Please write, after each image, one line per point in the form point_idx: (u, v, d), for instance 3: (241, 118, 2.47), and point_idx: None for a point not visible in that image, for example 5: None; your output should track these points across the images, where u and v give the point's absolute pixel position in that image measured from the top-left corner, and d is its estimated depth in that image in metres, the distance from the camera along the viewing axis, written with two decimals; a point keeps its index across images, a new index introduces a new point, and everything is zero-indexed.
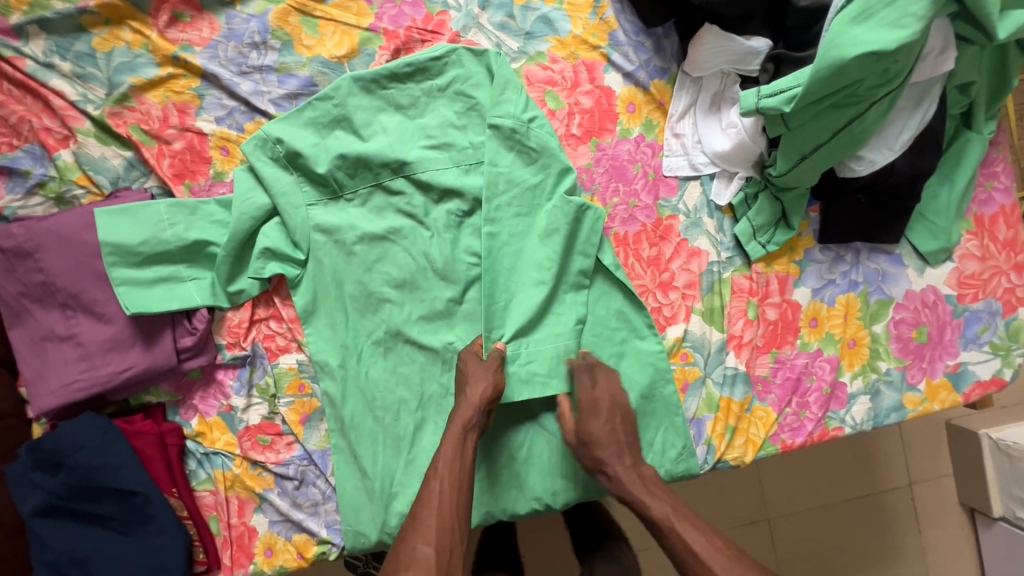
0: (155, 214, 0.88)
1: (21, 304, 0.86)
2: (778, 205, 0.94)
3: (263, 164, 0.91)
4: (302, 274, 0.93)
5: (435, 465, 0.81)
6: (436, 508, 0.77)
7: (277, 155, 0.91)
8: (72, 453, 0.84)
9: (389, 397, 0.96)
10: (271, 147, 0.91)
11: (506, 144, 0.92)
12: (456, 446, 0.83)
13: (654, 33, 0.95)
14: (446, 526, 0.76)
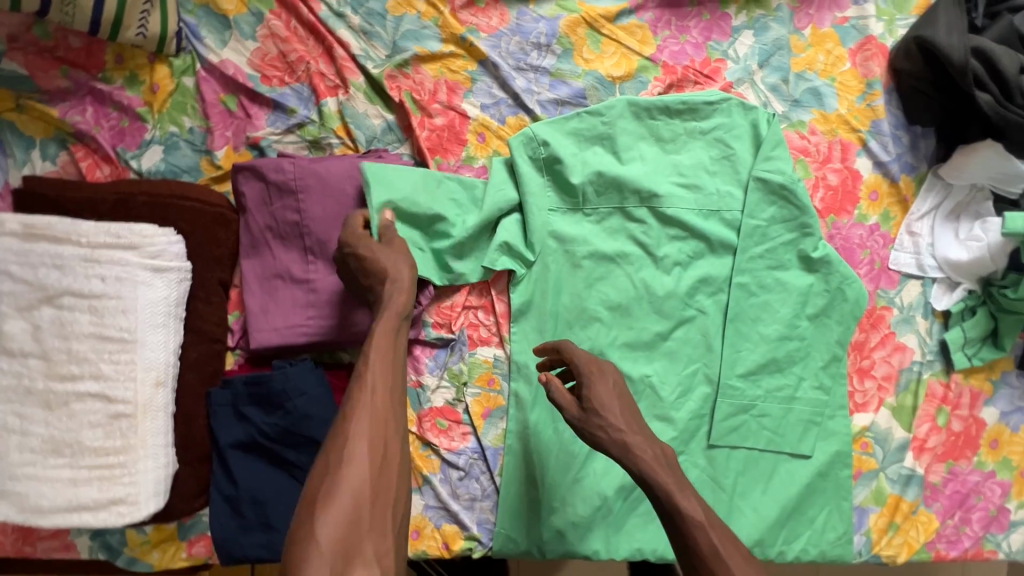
0: (415, 178, 0.89)
1: (265, 237, 0.87)
2: (992, 323, 0.97)
3: (523, 161, 0.93)
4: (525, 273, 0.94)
5: (361, 382, 0.62)
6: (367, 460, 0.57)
7: (537, 156, 0.93)
8: (292, 396, 0.82)
9: None
10: (534, 147, 0.93)
11: (771, 197, 0.95)
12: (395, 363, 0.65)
13: (913, 131, 0.97)
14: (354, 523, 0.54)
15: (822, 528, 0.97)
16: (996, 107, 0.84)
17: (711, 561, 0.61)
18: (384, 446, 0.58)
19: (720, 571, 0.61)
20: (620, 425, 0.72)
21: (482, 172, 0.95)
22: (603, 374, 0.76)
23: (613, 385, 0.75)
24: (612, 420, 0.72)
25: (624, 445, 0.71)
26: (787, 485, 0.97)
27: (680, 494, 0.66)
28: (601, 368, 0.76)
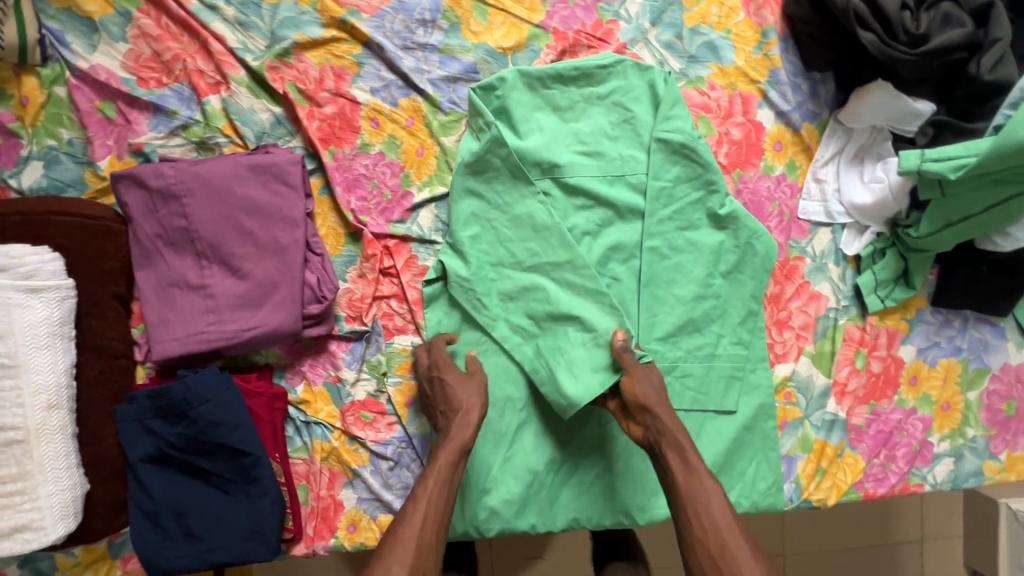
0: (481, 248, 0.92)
1: (155, 246, 0.85)
2: (902, 263, 0.97)
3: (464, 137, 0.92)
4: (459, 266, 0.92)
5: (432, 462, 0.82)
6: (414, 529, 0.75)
7: (477, 129, 0.92)
8: (196, 404, 0.82)
9: (497, 392, 0.95)
10: (475, 121, 0.92)
11: (673, 158, 0.94)
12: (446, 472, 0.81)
13: (812, 77, 0.96)
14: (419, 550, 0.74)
15: (752, 480, 0.99)
16: (880, 45, 0.83)
17: (716, 527, 0.76)
18: (439, 515, 0.78)
19: (712, 524, 0.77)
20: (656, 399, 0.85)
21: (380, 158, 0.93)
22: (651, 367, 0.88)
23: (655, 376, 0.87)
24: (648, 402, 0.85)
25: (644, 407, 0.85)
26: (715, 442, 0.98)
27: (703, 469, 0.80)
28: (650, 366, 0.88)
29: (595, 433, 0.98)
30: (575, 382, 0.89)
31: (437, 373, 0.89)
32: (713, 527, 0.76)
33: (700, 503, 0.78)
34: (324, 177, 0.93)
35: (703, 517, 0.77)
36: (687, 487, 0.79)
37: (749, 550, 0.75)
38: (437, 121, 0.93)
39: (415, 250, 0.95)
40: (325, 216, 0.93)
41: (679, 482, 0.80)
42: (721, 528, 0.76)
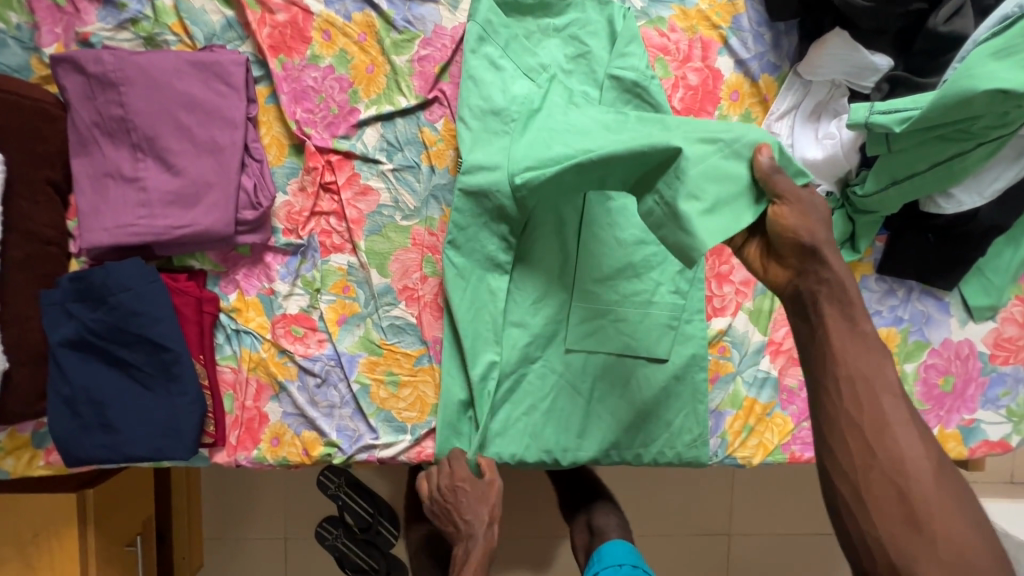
0: (552, 147, 0.86)
1: (91, 135, 0.85)
2: (849, 226, 0.96)
3: (507, 63, 0.91)
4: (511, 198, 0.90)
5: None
6: None
7: (525, 66, 0.91)
8: (119, 292, 0.83)
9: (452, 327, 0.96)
10: (524, 58, 0.91)
11: (626, 96, 0.92)
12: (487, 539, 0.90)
13: (775, 28, 0.94)
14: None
15: (678, 431, 0.99)
16: None
17: (868, 401, 0.63)
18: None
19: (870, 401, 0.63)
20: (823, 240, 0.70)
21: (329, 71, 0.92)
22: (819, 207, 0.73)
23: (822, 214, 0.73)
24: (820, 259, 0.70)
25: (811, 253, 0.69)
26: (643, 389, 0.98)
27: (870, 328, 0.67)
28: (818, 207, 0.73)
29: (532, 379, 0.97)
30: (706, 220, 0.76)
31: (454, 491, 0.92)
32: (871, 402, 0.63)
33: (857, 370, 0.64)
34: (270, 86, 0.92)
35: (863, 387, 0.64)
36: (849, 350, 0.65)
37: (907, 419, 0.62)
38: (389, 39, 0.92)
39: (358, 168, 0.94)
40: (270, 125, 0.92)
41: (835, 343, 0.66)
42: (881, 402, 0.63)
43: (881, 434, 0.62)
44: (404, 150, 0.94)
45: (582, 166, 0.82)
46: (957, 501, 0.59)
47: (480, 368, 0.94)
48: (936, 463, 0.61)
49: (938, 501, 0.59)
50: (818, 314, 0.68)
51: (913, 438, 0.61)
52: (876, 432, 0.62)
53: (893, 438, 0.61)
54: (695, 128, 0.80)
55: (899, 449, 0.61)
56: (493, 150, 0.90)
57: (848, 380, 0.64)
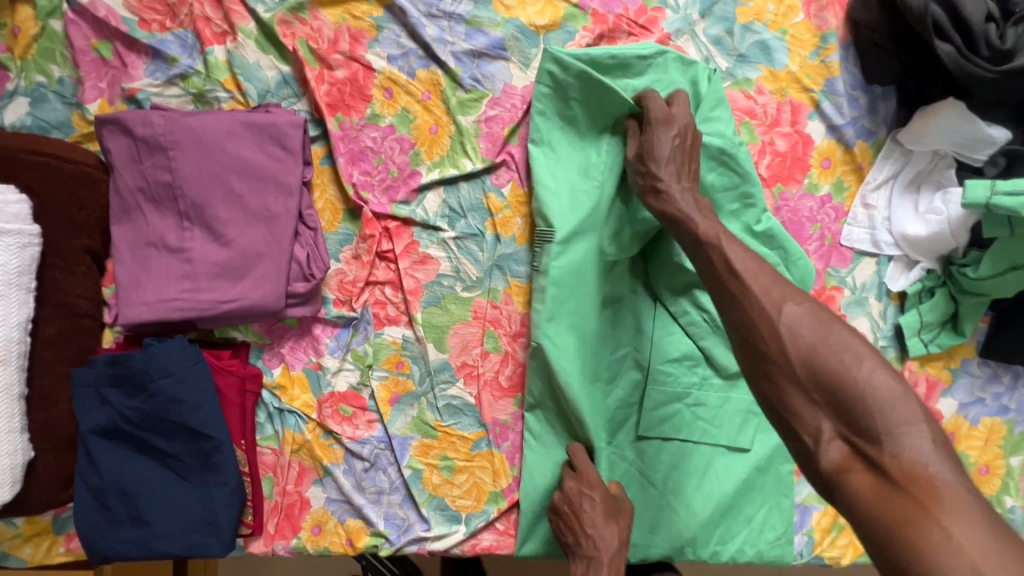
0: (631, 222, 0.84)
1: (135, 200, 0.78)
2: (952, 306, 0.87)
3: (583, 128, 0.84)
4: (585, 279, 0.84)
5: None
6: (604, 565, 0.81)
7: (603, 127, 0.83)
8: (157, 377, 0.75)
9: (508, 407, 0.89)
10: (604, 118, 0.83)
11: (712, 163, 0.84)
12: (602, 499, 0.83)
13: (872, 91, 0.87)
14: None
15: (760, 527, 0.89)
16: (958, 59, 0.73)
17: (728, 280, 0.63)
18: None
19: (733, 289, 0.63)
20: (677, 174, 0.75)
21: (389, 131, 0.86)
22: (671, 128, 0.77)
23: (676, 141, 0.76)
24: (691, 168, 0.77)
25: (659, 192, 0.75)
26: (723, 481, 0.89)
27: (698, 215, 0.71)
28: (670, 121, 0.77)
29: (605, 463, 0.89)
30: None
31: (579, 500, 0.83)
32: (726, 286, 0.63)
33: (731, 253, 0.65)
34: (327, 147, 0.85)
35: (723, 279, 0.64)
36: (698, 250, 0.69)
37: (773, 281, 0.62)
38: (455, 97, 0.86)
39: (417, 235, 0.87)
40: (324, 188, 0.86)
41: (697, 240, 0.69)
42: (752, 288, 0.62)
43: (748, 312, 0.60)
44: (468, 217, 0.87)
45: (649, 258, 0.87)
46: (822, 323, 0.58)
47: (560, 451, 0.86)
48: (807, 306, 0.59)
49: (844, 348, 0.55)
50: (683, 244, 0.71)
51: (765, 285, 0.61)
52: (751, 309, 0.60)
53: (769, 321, 0.59)
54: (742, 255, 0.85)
55: (765, 317, 0.59)
56: (564, 214, 0.83)
57: (704, 274, 0.67)
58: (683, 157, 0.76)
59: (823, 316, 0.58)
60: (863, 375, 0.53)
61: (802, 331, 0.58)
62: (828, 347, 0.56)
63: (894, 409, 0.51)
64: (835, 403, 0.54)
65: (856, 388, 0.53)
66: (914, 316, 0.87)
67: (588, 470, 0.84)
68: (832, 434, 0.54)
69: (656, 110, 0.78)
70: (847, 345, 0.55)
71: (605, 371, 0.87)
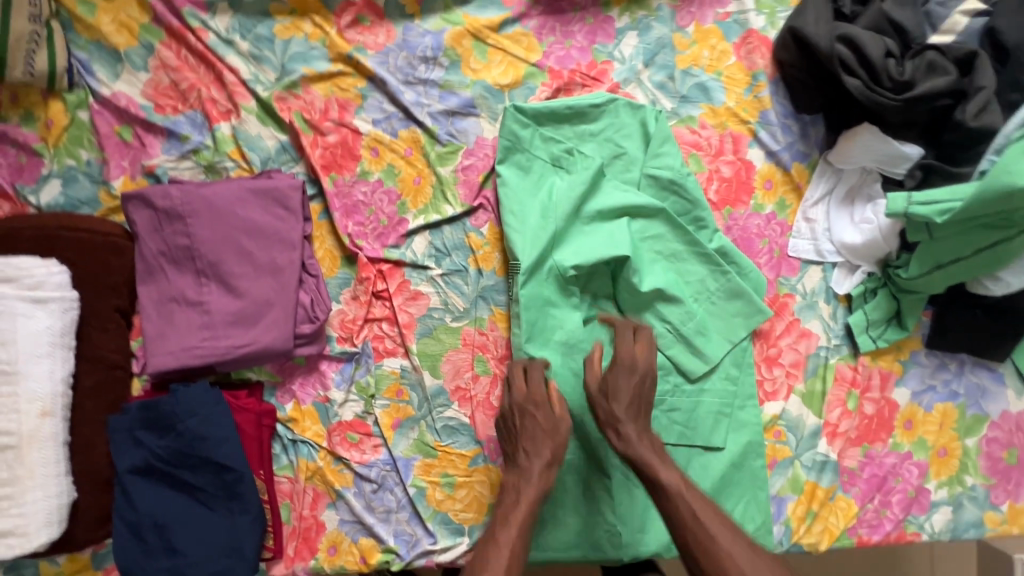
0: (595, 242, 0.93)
1: (158, 262, 0.89)
2: (895, 304, 0.96)
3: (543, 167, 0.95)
4: (552, 307, 0.93)
5: (481, 560, 0.75)
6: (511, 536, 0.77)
7: (561, 164, 0.95)
8: (185, 418, 0.84)
9: None
10: (563, 157, 0.95)
11: (663, 193, 0.96)
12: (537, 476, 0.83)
13: (802, 119, 0.99)
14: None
15: (740, 520, 0.96)
16: (865, 91, 0.85)
17: (673, 496, 0.77)
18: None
19: (670, 499, 0.77)
20: (647, 370, 0.87)
21: (378, 185, 0.97)
22: (633, 373, 0.86)
23: (636, 383, 0.85)
24: (643, 410, 0.85)
25: (604, 391, 0.85)
26: (702, 479, 0.96)
27: (663, 467, 0.79)
28: (634, 367, 0.86)
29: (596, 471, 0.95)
30: (708, 345, 0.95)
31: (532, 408, 0.87)
32: (673, 505, 0.77)
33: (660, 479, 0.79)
34: (323, 203, 0.96)
35: (670, 499, 0.77)
36: (643, 454, 0.81)
37: (697, 493, 0.77)
38: (434, 152, 0.97)
39: (408, 275, 0.97)
40: (323, 239, 0.96)
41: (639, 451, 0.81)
42: (685, 505, 0.76)
43: (680, 510, 0.76)
44: (452, 256, 0.97)
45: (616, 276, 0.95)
46: (728, 528, 0.74)
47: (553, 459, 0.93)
48: (697, 507, 0.76)
49: (731, 558, 0.72)
50: (639, 468, 0.80)
51: (700, 503, 0.76)
52: (689, 520, 0.75)
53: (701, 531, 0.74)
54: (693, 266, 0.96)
55: (709, 542, 0.73)
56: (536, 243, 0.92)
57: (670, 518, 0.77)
58: (638, 399, 0.85)
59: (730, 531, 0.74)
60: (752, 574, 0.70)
61: (706, 521, 0.74)
62: (727, 553, 0.72)
63: None
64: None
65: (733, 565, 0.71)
66: (860, 315, 0.97)
67: (537, 383, 0.88)
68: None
69: (626, 323, 0.91)
70: (748, 561, 0.71)
71: (582, 388, 0.93)
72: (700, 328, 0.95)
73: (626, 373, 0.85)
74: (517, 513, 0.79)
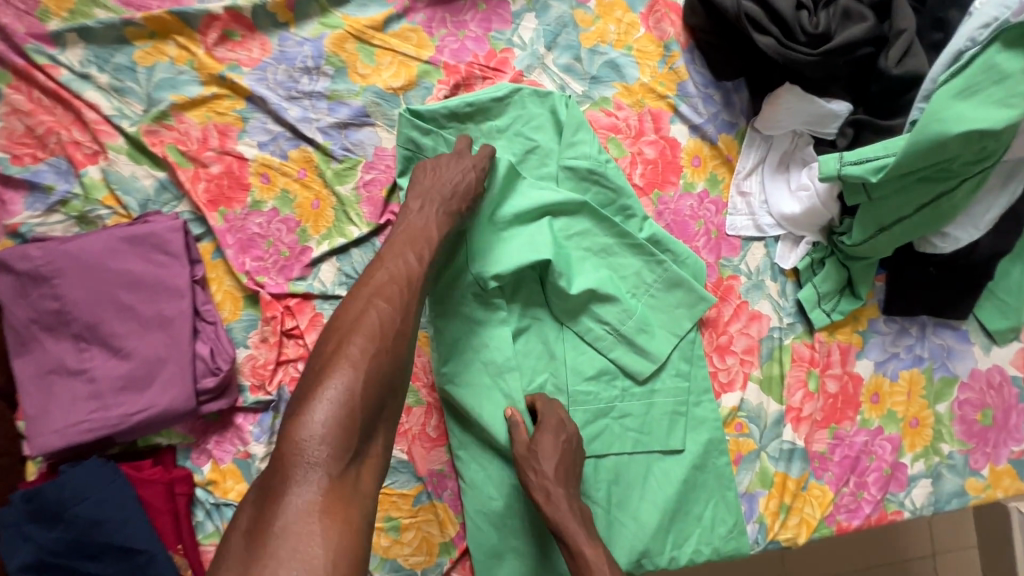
0: (515, 249, 0.85)
1: (29, 331, 0.79)
2: (845, 272, 0.90)
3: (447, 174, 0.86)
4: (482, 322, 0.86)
5: (393, 262, 0.72)
6: (373, 318, 0.65)
7: None
8: (73, 504, 0.76)
9: (441, 457, 0.90)
10: None
11: (584, 185, 0.88)
12: (402, 274, 0.71)
13: (724, 86, 0.91)
14: (382, 343, 0.64)
15: (711, 524, 0.90)
16: (779, 49, 0.78)
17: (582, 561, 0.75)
18: (412, 302, 0.70)
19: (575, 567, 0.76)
20: (572, 450, 0.82)
21: (273, 214, 0.88)
22: (559, 433, 0.82)
23: (562, 444, 0.81)
24: (572, 473, 0.81)
25: (529, 457, 0.80)
26: (664, 486, 0.90)
27: (585, 543, 0.76)
28: (562, 428, 0.82)
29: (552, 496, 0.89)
30: (653, 341, 0.88)
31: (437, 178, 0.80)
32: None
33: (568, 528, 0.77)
34: (214, 241, 0.87)
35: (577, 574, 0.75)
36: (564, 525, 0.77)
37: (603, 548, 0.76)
38: (330, 170, 0.88)
39: (319, 307, 0.88)
40: (219, 280, 0.87)
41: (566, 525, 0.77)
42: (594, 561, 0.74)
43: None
44: None
45: (545, 282, 0.88)
46: None
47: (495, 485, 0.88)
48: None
49: None
50: (559, 535, 0.77)
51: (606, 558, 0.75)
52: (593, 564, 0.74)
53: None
54: (625, 265, 0.89)
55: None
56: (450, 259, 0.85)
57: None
58: (563, 462, 0.80)
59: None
60: None
61: None
62: None
63: None
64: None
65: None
66: (811, 290, 0.90)
67: (479, 156, 0.83)
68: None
69: (551, 411, 0.83)
70: None
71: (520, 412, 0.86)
72: (643, 325, 0.88)
73: (552, 426, 0.82)
74: (431, 236, 0.76)
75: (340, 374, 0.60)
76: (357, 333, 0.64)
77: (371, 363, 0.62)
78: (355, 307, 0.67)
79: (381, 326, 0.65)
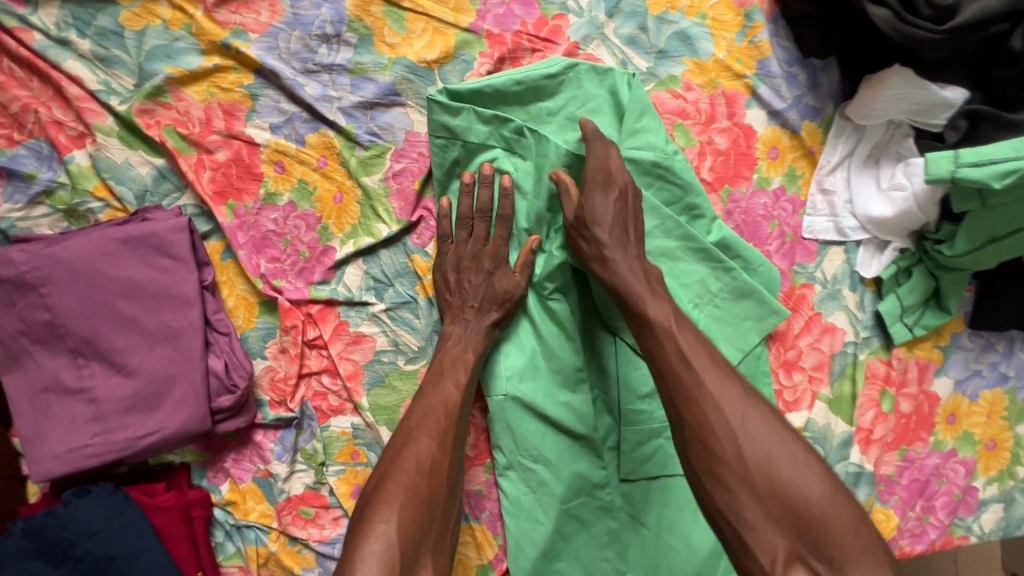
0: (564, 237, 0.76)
1: (19, 345, 0.69)
2: (931, 282, 0.80)
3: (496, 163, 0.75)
4: (523, 343, 0.80)
5: (440, 376, 0.72)
6: (424, 441, 0.65)
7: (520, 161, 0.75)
8: (81, 540, 0.69)
9: (479, 478, 0.83)
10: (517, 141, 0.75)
11: (646, 179, 0.76)
12: (454, 402, 0.70)
13: (810, 65, 0.79)
14: (443, 413, 0.68)
15: None
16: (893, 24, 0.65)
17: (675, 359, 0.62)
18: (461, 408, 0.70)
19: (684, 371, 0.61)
20: (626, 188, 0.72)
21: (290, 210, 0.77)
22: (609, 191, 0.71)
23: (613, 204, 0.71)
24: (630, 232, 0.72)
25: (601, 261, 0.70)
26: None
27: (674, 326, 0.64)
28: (609, 182, 0.72)
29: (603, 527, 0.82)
30: None
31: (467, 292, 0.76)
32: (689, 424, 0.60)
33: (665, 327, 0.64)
34: (224, 239, 0.77)
35: (670, 388, 0.61)
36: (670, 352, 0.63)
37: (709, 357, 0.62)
38: (354, 158, 0.77)
39: (345, 315, 0.79)
40: (232, 283, 0.77)
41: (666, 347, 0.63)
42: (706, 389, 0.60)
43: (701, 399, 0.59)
44: (396, 286, 0.79)
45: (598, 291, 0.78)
46: (771, 432, 0.57)
47: (524, 509, 0.80)
48: (729, 384, 0.60)
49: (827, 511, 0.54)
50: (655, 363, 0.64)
51: (714, 379, 0.60)
52: (709, 404, 0.59)
53: (719, 423, 0.58)
54: (690, 274, 0.78)
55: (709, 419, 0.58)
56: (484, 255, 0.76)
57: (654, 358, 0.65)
58: (618, 220, 0.71)
59: (776, 421, 0.58)
60: (824, 496, 0.54)
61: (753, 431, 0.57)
62: (775, 455, 0.56)
63: (822, 530, 0.53)
64: (795, 527, 0.53)
65: (818, 519, 0.53)
66: (895, 303, 0.81)
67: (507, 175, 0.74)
68: (788, 557, 0.53)
69: (597, 161, 0.72)
70: (801, 464, 0.56)
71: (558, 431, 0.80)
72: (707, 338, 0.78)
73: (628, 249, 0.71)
74: (468, 359, 0.73)
75: (399, 480, 0.62)
76: (410, 447, 0.65)
77: (428, 482, 0.63)
78: (413, 417, 0.68)
79: (436, 446, 0.65)
